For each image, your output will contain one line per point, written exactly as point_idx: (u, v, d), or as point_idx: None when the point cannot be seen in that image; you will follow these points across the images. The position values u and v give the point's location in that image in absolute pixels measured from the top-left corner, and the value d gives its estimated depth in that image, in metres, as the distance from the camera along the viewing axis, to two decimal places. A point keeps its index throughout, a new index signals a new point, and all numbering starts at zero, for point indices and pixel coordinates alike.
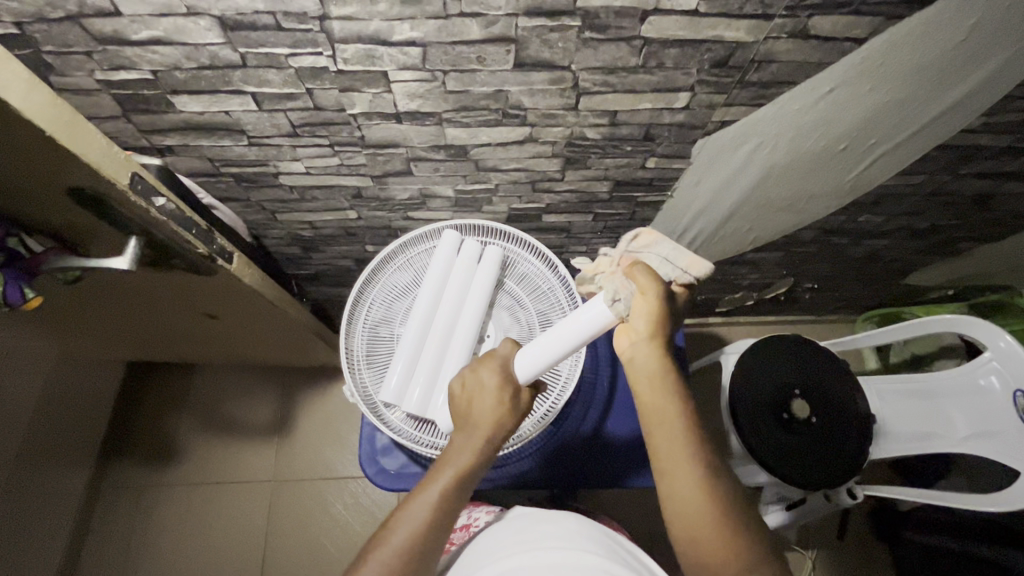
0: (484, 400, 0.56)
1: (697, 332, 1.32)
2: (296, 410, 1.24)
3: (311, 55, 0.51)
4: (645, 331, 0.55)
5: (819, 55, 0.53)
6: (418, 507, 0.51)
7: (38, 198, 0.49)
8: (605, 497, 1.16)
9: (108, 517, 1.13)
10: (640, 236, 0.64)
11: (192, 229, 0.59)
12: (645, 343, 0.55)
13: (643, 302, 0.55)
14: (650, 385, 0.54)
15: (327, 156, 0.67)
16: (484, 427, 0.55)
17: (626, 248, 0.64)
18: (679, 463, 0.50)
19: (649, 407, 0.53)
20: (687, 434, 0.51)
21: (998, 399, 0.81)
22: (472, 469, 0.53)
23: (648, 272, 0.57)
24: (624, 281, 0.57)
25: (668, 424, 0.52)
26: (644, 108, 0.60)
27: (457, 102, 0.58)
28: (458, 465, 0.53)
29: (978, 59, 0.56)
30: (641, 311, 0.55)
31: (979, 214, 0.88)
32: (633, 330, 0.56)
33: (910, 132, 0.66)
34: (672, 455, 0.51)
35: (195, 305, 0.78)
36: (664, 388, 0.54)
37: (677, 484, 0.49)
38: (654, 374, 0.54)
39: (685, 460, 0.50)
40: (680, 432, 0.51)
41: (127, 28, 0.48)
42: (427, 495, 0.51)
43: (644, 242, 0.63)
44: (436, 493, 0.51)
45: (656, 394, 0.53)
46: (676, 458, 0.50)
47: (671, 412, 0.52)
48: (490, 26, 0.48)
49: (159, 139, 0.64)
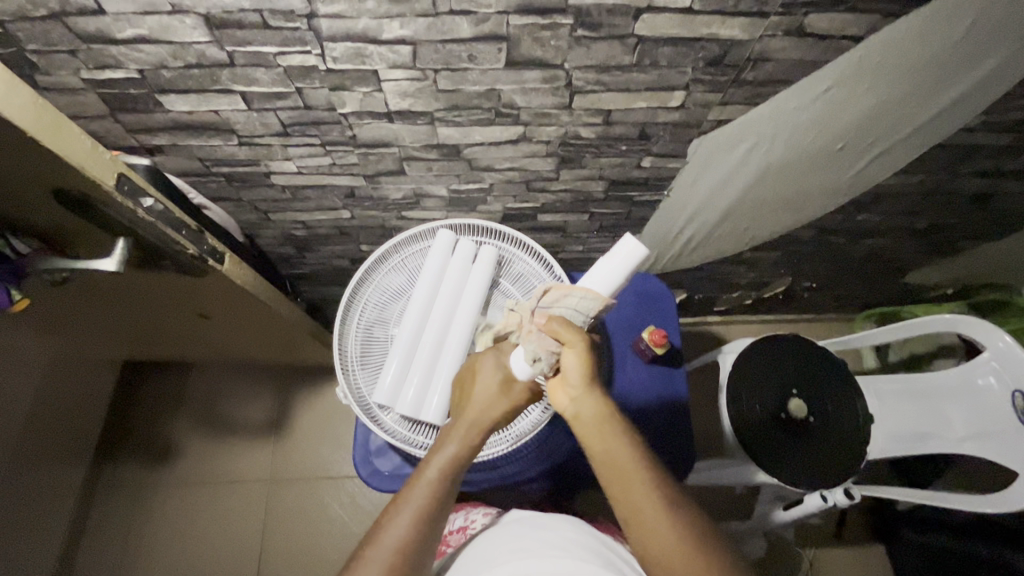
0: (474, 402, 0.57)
1: (695, 331, 1.31)
2: (292, 410, 1.23)
3: (299, 54, 0.50)
4: (581, 385, 0.54)
5: (815, 54, 0.53)
6: (414, 496, 0.51)
7: (23, 199, 0.48)
8: (602, 497, 1.15)
9: (103, 517, 1.13)
10: (549, 291, 0.60)
11: (181, 230, 0.58)
12: (584, 395, 0.53)
13: (572, 356, 0.54)
14: (597, 436, 0.52)
15: (319, 156, 0.66)
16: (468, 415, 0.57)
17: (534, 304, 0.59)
18: (642, 504, 0.49)
19: (602, 460, 0.51)
20: (642, 471, 0.50)
21: (996, 399, 0.81)
22: (459, 468, 0.54)
23: (567, 325, 0.55)
24: (546, 341, 0.54)
25: (621, 469, 0.50)
26: (639, 107, 0.59)
27: (449, 101, 0.57)
28: (445, 468, 0.53)
29: (977, 57, 0.55)
30: (571, 369, 0.54)
31: (978, 213, 0.88)
32: (569, 387, 0.54)
33: (909, 131, 0.65)
34: (635, 497, 0.49)
35: (188, 305, 0.78)
36: (609, 432, 0.52)
37: (646, 529, 0.48)
38: (601, 424, 0.52)
39: (647, 500, 0.49)
40: (637, 471, 0.50)
41: (112, 27, 0.47)
42: (415, 497, 0.51)
43: (552, 297, 0.59)
44: (426, 497, 0.51)
45: (605, 440, 0.52)
46: (639, 498, 0.49)
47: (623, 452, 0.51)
48: (480, 24, 0.47)
49: (148, 139, 0.63)
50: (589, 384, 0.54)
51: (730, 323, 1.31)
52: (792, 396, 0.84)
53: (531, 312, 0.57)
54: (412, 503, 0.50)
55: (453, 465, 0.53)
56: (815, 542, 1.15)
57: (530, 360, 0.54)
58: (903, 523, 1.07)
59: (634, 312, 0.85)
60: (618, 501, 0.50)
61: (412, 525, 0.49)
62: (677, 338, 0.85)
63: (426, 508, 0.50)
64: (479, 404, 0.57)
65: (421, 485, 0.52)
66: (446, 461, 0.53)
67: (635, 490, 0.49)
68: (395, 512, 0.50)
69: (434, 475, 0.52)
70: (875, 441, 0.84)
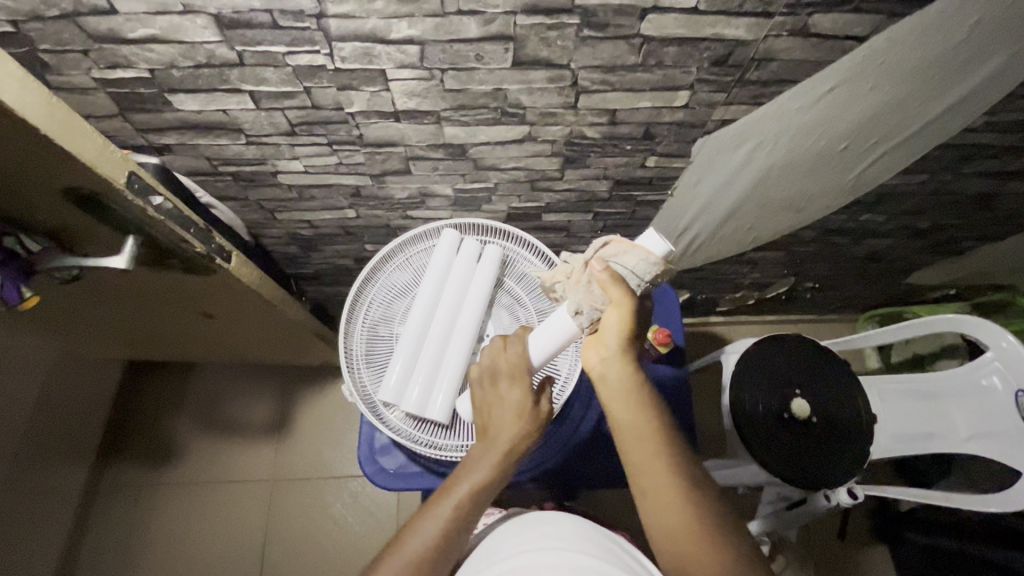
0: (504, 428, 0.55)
1: (698, 331, 1.32)
2: (296, 409, 1.24)
3: (308, 54, 0.51)
4: (617, 347, 0.53)
5: (819, 53, 0.53)
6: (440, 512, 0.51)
7: (34, 197, 0.48)
8: (605, 497, 1.16)
9: (106, 516, 1.13)
10: (609, 243, 0.60)
11: (189, 228, 0.59)
12: (616, 359, 0.53)
13: (615, 315, 0.53)
14: (624, 405, 0.51)
15: (325, 155, 0.67)
16: (504, 439, 0.54)
17: (594, 253, 0.60)
18: (657, 477, 0.49)
19: (625, 439, 0.51)
20: (660, 454, 0.50)
21: (1000, 399, 0.81)
22: (484, 495, 0.52)
23: (618, 284, 0.55)
24: (592, 297, 0.56)
25: (642, 441, 0.50)
26: (644, 107, 0.59)
27: (455, 100, 0.57)
28: (469, 494, 0.52)
29: (980, 58, 0.55)
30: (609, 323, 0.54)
31: (981, 214, 0.88)
32: (603, 345, 0.54)
33: (911, 132, 0.66)
34: (651, 480, 0.49)
35: (194, 304, 0.78)
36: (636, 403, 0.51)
37: (659, 501, 0.48)
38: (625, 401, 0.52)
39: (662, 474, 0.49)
40: (653, 454, 0.50)
41: (123, 27, 0.48)
42: (433, 523, 0.50)
43: (615, 249, 0.58)
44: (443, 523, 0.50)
45: (626, 419, 0.51)
46: (656, 481, 0.49)
47: (642, 435, 0.50)
48: (487, 25, 0.48)
49: (156, 138, 0.64)
50: (626, 348, 0.53)
51: (732, 323, 1.31)
52: (796, 396, 0.85)
53: (593, 256, 0.59)
54: (429, 530, 0.50)
55: (476, 493, 0.52)
56: (818, 543, 1.15)
57: (571, 311, 0.58)
58: (906, 525, 1.07)
59: None
60: (635, 475, 0.50)
61: (427, 550, 0.49)
62: (681, 338, 0.85)
63: (444, 534, 0.50)
64: (510, 430, 0.55)
65: (442, 512, 0.51)
66: (470, 488, 0.52)
67: (653, 463, 0.49)
68: (412, 535, 0.50)
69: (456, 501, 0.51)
70: (878, 440, 0.85)
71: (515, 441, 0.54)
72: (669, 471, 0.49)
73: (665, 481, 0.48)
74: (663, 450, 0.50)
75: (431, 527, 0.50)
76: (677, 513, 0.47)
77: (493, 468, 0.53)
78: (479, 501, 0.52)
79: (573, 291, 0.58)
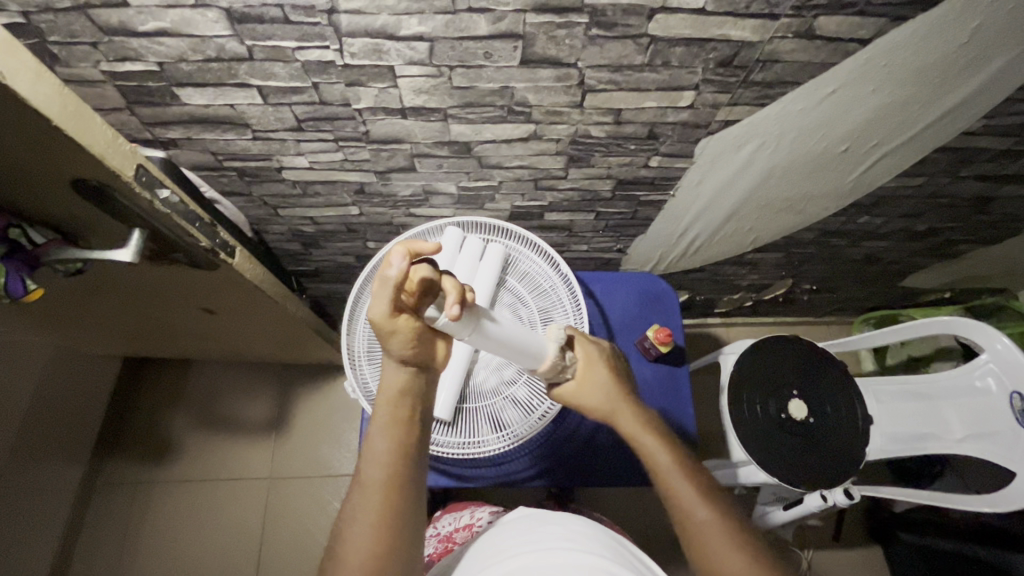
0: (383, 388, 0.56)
1: (696, 332, 1.32)
2: (294, 407, 1.23)
3: (318, 49, 0.51)
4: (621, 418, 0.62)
5: (823, 56, 0.54)
6: (376, 429, 0.54)
7: (41, 188, 0.48)
8: (604, 496, 1.16)
9: (102, 514, 1.13)
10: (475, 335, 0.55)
11: (194, 222, 0.59)
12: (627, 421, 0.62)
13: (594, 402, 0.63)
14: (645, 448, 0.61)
15: (331, 152, 0.67)
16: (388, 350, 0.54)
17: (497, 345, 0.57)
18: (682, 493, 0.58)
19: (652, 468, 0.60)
20: (687, 477, 0.59)
21: (994, 400, 0.82)
22: (407, 402, 0.55)
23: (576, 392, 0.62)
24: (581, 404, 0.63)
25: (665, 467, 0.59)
26: (649, 106, 0.60)
27: (463, 98, 0.58)
28: (388, 462, 0.53)
29: (980, 62, 0.56)
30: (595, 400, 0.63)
31: (977, 216, 0.89)
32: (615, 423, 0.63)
33: (909, 135, 0.67)
34: (679, 503, 0.57)
35: (196, 299, 0.78)
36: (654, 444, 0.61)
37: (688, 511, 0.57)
38: (650, 442, 0.61)
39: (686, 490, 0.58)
40: (678, 478, 0.58)
41: (135, 19, 0.48)
42: (365, 505, 0.51)
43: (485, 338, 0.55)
44: (377, 504, 0.51)
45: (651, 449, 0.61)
46: (681, 505, 0.57)
47: (666, 463, 0.60)
48: (497, 23, 0.48)
49: (163, 132, 0.64)
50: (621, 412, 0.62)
51: (730, 324, 1.32)
52: (794, 396, 0.85)
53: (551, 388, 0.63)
54: (364, 513, 0.51)
55: (393, 460, 0.53)
56: (813, 543, 1.16)
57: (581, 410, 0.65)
58: (900, 525, 1.08)
59: (638, 313, 0.86)
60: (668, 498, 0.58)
61: (373, 529, 0.50)
62: (680, 338, 0.85)
63: (381, 512, 0.51)
64: (389, 381, 0.56)
65: (377, 444, 0.54)
66: (384, 458, 0.53)
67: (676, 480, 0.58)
68: (351, 525, 0.51)
69: (377, 476, 0.52)
70: (874, 442, 0.85)
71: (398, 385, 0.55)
72: (695, 497, 0.57)
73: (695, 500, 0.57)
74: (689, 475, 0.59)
75: (372, 477, 0.52)
76: (700, 530, 0.55)
77: (394, 423, 0.54)
78: (399, 466, 0.53)
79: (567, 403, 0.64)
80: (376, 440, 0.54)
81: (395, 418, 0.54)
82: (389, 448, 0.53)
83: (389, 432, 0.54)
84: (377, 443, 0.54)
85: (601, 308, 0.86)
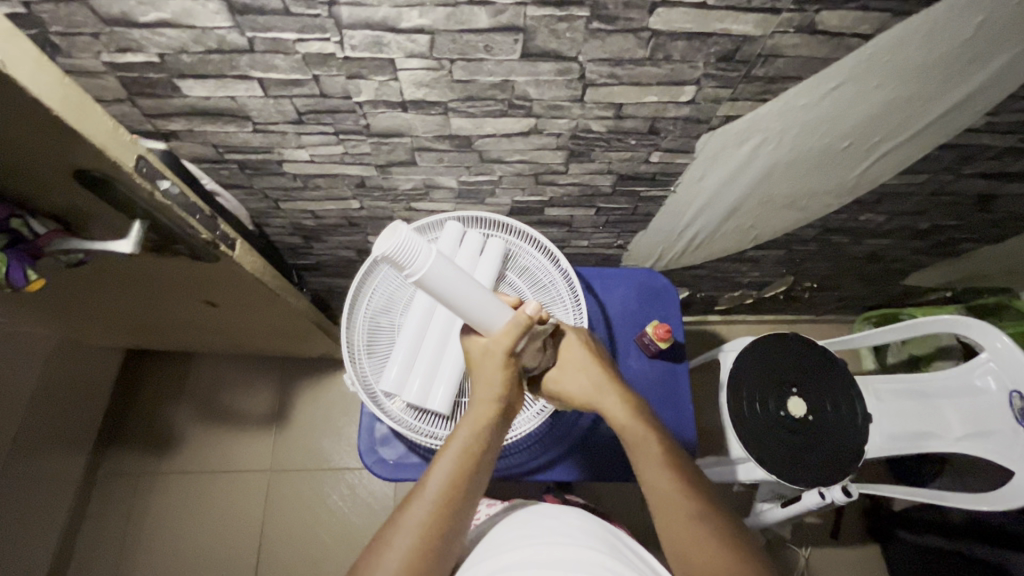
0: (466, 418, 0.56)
1: (696, 330, 1.33)
2: (294, 400, 1.24)
3: (318, 41, 0.51)
4: (615, 408, 0.61)
5: (825, 51, 0.53)
6: (451, 446, 0.55)
7: (41, 179, 0.49)
8: (602, 491, 1.16)
9: (102, 506, 1.13)
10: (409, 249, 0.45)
11: (194, 214, 0.59)
12: (616, 408, 0.61)
13: (577, 385, 0.62)
14: (631, 437, 0.60)
15: (331, 145, 0.67)
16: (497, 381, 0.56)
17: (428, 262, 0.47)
18: (664, 487, 0.57)
19: (634, 458, 0.60)
20: (671, 469, 0.58)
21: (993, 398, 0.81)
22: (492, 431, 0.56)
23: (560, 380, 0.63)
24: (568, 391, 0.63)
25: (649, 458, 0.59)
26: (650, 101, 0.60)
27: (464, 91, 0.58)
28: (450, 480, 0.53)
29: (984, 58, 0.56)
30: (573, 389, 0.62)
31: (980, 215, 0.89)
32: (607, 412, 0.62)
33: (913, 131, 0.67)
34: (664, 498, 0.57)
35: (196, 292, 0.78)
36: (642, 436, 0.60)
37: (672, 509, 0.56)
38: (637, 433, 0.60)
39: (667, 484, 0.57)
40: (667, 472, 0.58)
41: (135, 10, 0.48)
42: (417, 516, 0.52)
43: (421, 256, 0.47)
44: (429, 516, 0.52)
45: (637, 439, 0.60)
46: (667, 497, 0.57)
47: (653, 456, 0.59)
48: (497, 15, 0.48)
49: (164, 124, 0.64)
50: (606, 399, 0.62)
51: (730, 322, 1.32)
52: (793, 394, 0.85)
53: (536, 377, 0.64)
54: (413, 525, 0.51)
55: (457, 478, 0.54)
56: (811, 541, 1.16)
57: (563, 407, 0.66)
58: (898, 523, 1.08)
59: (637, 309, 0.86)
60: (651, 491, 0.58)
61: (417, 544, 0.50)
62: (680, 334, 0.85)
63: (428, 529, 0.51)
64: (479, 411, 0.56)
65: (447, 459, 0.55)
66: (448, 473, 0.54)
67: (660, 473, 0.58)
68: (397, 534, 0.51)
69: (437, 492, 0.53)
70: (872, 440, 0.86)
71: (485, 417, 0.56)
72: (677, 492, 0.57)
73: (679, 498, 0.57)
74: (676, 469, 0.58)
75: (432, 490, 0.53)
76: (682, 523, 0.55)
77: (470, 450, 0.55)
78: (461, 486, 0.53)
79: (555, 391, 0.63)
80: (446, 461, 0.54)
81: (472, 444, 0.55)
82: (455, 469, 0.54)
83: (461, 455, 0.55)
84: (446, 463, 0.54)
85: (600, 305, 0.85)
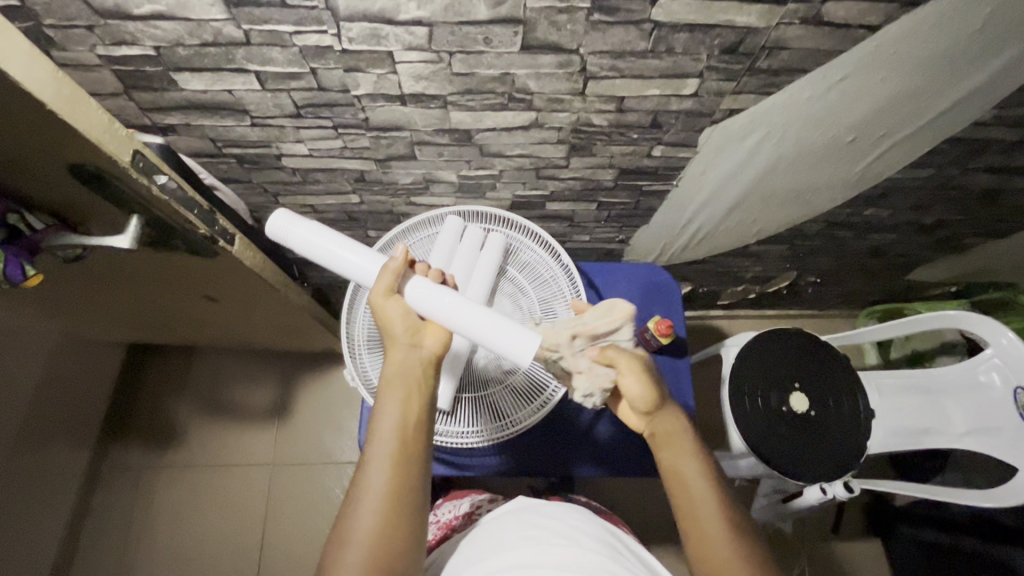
0: (387, 369, 0.56)
1: (698, 324, 1.32)
2: (296, 393, 1.24)
3: (315, 34, 0.50)
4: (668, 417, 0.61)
5: (832, 42, 0.52)
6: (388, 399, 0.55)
7: (38, 175, 0.48)
8: (603, 487, 1.16)
9: (106, 497, 1.14)
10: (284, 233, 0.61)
11: (193, 209, 0.58)
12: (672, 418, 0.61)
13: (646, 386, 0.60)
14: (682, 449, 0.59)
15: (330, 139, 0.67)
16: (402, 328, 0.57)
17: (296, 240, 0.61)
18: (702, 501, 0.56)
19: (676, 468, 0.58)
20: (710, 482, 0.57)
21: (998, 396, 0.81)
22: (418, 375, 0.57)
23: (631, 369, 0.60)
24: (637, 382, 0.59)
25: (690, 472, 0.58)
26: (652, 94, 0.59)
27: (463, 84, 0.57)
28: (396, 435, 0.53)
29: (991, 50, 0.55)
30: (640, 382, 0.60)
31: (987, 209, 0.87)
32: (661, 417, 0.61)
33: (918, 125, 0.66)
34: (698, 512, 0.56)
35: (196, 286, 0.78)
36: (689, 449, 0.59)
37: (703, 522, 0.55)
38: (683, 443, 0.59)
39: (705, 497, 0.56)
40: (705, 484, 0.57)
41: (130, 2, 0.47)
42: (375, 479, 0.51)
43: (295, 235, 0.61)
44: (387, 477, 0.51)
45: (682, 452, 0.59)
46: (702, 512, 0.55)
47: (693, 471, 0.58)
48: (497, 7, 0.47)
49: (161, 118, 0.63)
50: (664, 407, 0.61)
51: (733, 317, 1.31)
52: (795, 390, 0.85)
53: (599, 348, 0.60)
54: (376, 488, 0.50)
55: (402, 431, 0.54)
56: (812, 536, 1.16)
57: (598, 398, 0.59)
58: (901, 519, 1.08)
59: (639, 304, 0.85)
60: (684, 503, 0.57)
61: (384, 504, 0.50)
62: (682, 329, 0.84)
63: (390, 488, 0.51)
64: (394, 359, 0.57)
65: (388, 414, 0.54)
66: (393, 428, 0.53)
67: (695, 485, 0.57)
68: (360, 500, 0.50)
69: (387, 451, 0.52)
70: (875, 435, 0.85)
71: (405, 364, 0.57)
72: (710, 506, 0.55)
73: (714, 513, 0.55)
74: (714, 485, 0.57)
75: (382, 448, 0.52)
76: (715, 543, 0.54)
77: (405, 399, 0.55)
78: (409, 438, 0.54)
79: (622, 375, 0.59)
80: (388, 415, 0.54)
81: (406, 393, 0.55)
82: (399, 421, 0.54)
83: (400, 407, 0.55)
84: (389, 417, 0.54)
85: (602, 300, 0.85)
